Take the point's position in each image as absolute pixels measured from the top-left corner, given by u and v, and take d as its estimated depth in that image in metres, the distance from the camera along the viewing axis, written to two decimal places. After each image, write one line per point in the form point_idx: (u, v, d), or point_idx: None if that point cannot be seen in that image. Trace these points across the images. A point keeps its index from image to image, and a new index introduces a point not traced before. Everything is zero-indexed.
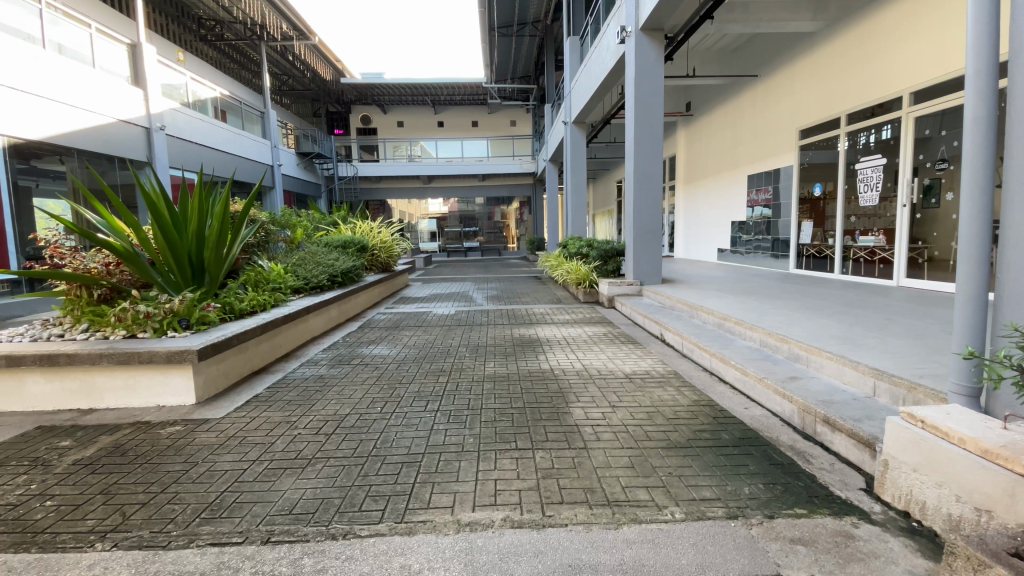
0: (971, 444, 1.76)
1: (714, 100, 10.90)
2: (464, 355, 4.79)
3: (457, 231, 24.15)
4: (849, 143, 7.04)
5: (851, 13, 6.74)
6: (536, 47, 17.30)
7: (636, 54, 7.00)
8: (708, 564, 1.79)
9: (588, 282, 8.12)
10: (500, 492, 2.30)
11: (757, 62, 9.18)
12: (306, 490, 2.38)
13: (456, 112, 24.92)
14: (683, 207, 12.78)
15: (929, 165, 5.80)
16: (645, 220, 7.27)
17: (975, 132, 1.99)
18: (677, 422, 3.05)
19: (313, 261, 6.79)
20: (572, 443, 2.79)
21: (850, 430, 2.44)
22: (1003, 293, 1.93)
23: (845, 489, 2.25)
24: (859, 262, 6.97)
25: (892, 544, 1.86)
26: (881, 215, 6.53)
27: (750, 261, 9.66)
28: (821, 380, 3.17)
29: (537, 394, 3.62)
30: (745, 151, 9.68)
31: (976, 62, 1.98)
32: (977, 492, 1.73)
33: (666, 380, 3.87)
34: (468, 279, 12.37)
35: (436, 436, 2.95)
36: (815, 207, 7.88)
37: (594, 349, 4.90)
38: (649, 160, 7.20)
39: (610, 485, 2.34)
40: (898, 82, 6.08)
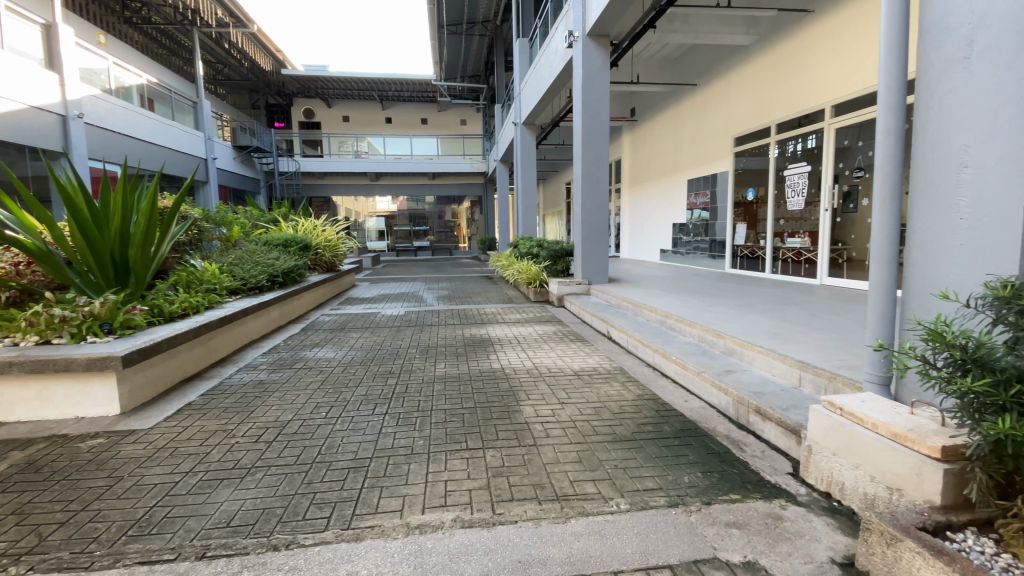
0: (883, 428, 1.93)
1: (656, 106, 11.33)
2: (414, 356, 4.73)
3: (406, 230, 23.68)
4: (778, 151, 7.53)
5: (778, 31, 7.23)
6: (485, 46, 17.32)
7: (583, 60, 7.16)
8: (651, 551, 1.86)
9: (538, 280, 8.21)
10: (450, 492, 2.30)
11: (695, 73, 9.65)
12: (246, 500, 2.27)
13: (405, 108, 24.44)
14: (628, 209, 13.19)
15: (848, 172, 6.33)
16: (593, 222, 7.42)
17: (885, 144, 2.19)
18: (622, 416, 3.15)
19: (252, 260, 6.50)
20: (522, 440, 2.82)
21: (779, 419, 2.63)
22: (910, 290, 2.15)
23: (774, 473, 2.41)
24: (787, 262, 7.49)
25: (816, 523, 2.02)
26: (806, 218, 7.05)
27: (690, 261, 10.10)
28: (754, 373, 3.38)
29: (489, 392, 3.64)
30: (685, 156, 10.13)
31: (886, 80, 2.19)
32: (889, 473, 1.89)
33: (612, 377, 3.98)
34: (417, 279, 12.17)
35: (385, 439, 2.90)
36: (748, 211, 8.38)
37: (543, 348, 4.97)
38: (595, 161, 7.37)
39: (559, 480, 2.39)
40: (820, 95, 6.57)
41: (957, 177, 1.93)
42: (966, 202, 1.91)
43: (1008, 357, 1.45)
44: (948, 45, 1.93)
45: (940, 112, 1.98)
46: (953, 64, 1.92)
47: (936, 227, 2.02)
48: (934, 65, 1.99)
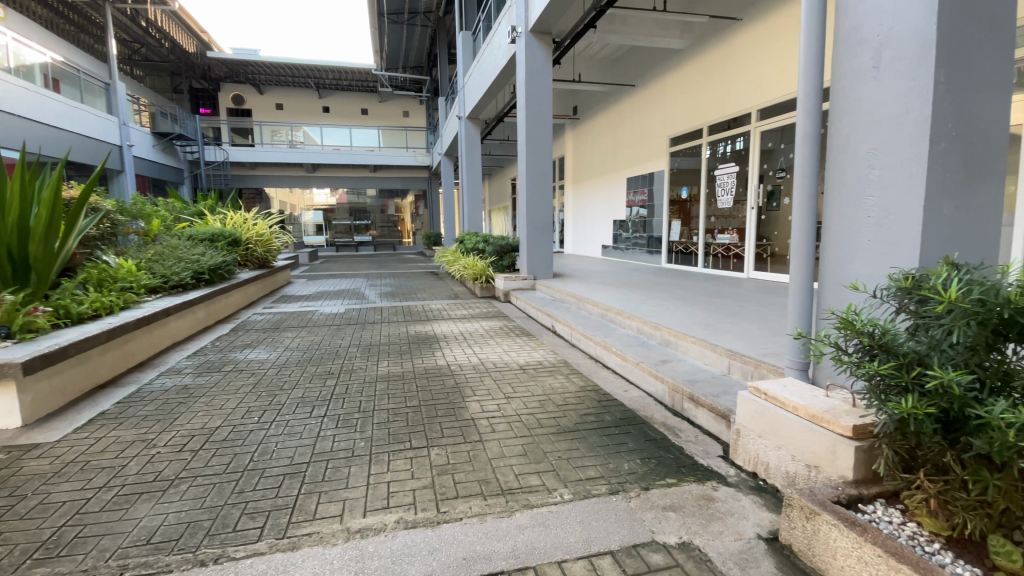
0: (802, 410, 2.09)
1: (597, 105, 11.60)
2: (355, 355, 4.58)
3: (346, 224, 22.88)
4: (710, 151, 7.93)
5: (710, 37, 7.58)
6: (427, 37, 17.00)
7: (527, 56, 7.18)
8: (593, 539, 1.91)
9: (484, 276, 8.17)
10: (393, 493, 2.25)
11: (634, 74, 9.95)
12: (170, 514, 2.11)
13: (344, 97, 23.54)
14: (571, 206, 13.44)
15: (771, 173, 6.78)
16: (537, 217, 7.49)
17: (805, 146, 2.36)
18: (566, 408, 3.21)
19: (174, 256, 6.04)
20: (468, 437, 2.81)
21: (710, 405, 2.78)
22: (824, 282, 2.33)
23: (707, 457, 2.55)
24: (718, 257, 7.92)
25: (744, 502, 2.16)
26: (734, 216, 7.49)
27: (629, 256, 10.45)
28: (688, 362, 3.55)
29: (433, 390, 3.58)
30: (625, 154, 10.44)
31: (805, 87, 2.35)
32: (807, 452, 2.04)
33: (556, 369, 4.05)
34: (358, 275, 11.79)
35: (324, 442, 2.79)
36: (682, 209, 8.77)
37: (489, 343, 4.96)
38: (539, 158, 7.45)
39: (504, 474, 2.40)
40: (747, 100, 6.96)
41: (865, 178, 2.11)
42: (872, 201, 2.09)
43: (910, 342, 1.60)
44: (859, 56, 2.10)
45: (851, 118, 2.15)
46: (864, 73, 2.09)
47: (846, 224, 2.20)
48: (848, 73, 2.16)
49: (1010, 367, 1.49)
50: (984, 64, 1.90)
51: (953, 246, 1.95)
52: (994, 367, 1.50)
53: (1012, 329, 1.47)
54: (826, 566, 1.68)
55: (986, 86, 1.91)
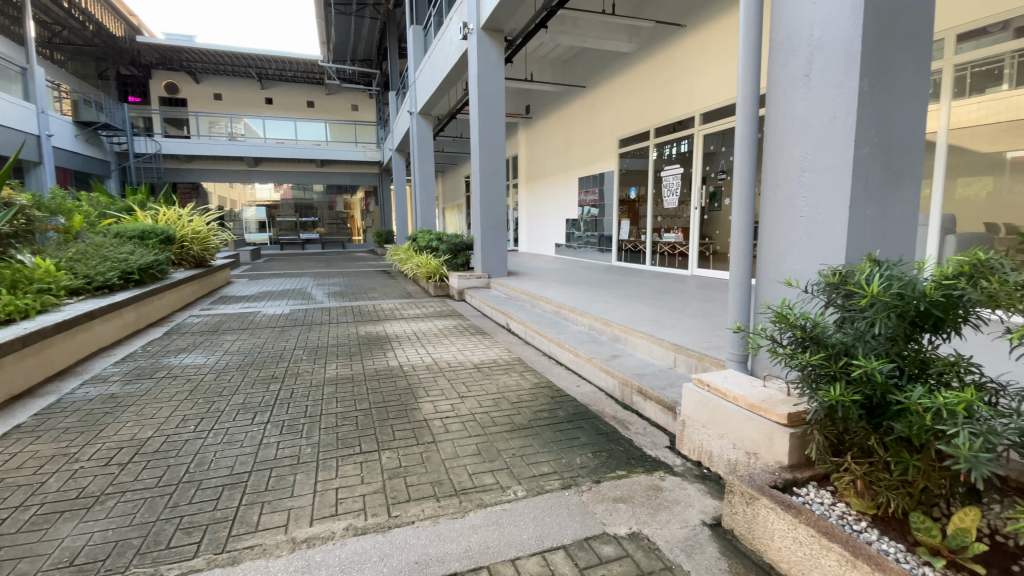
0: (741, 400, 2.20)
1: (550, 105, 11.73)
2: (302, 358, 4.40)
3: (292, 221, 21.98)
4: (656, 153, 8.19)
5: (656, 42, 7.82)
6: (377, 30, 16.59)
7: (478, 53, 7.13)
8: (546, 534, 1.93)
9: (438, 274, 8.06)
10: (342, 499, 2.18)
11: (584, 75, 10.11)
12: (95, 533, 1.95)
13: (289, 89, 22.59)
14: (525, 204, 13.52)
15: (713, 175, 7.10)
16: (491, 215, 7.47)
17: (743, 149, 2.48)
18: (520, 405, 3.23)
19: (98, 255, 5.59)
20: (420, 438, 2.76)
21: (658, 397, 2.87)
22: (762, 278, 2.46)
23: (654, 448, 2.64)
24: (664, 256, 8.22)
25: (689, 490, 2.24)
26: (679, 216, 7.80)
27: (581, 254, 10.64)
28: (636, 357, 3.66)
29: (385, 392, 3.50)
30: (577, 154, 10.61)
31: (744, 93, 2.47)
32: (746, 439, 2.15)
33: (511, 367, 4.07)
34: (305, 274, 11.34)
35: (267, 449, 2.66)
36: (631, 208, 9.02)
37: (443, 342, 4.91)
38: (492, 155, 7.43)
39: (457, 474, 2.37)
40: (691, 104, 7.23)
41: (798, 180, 2.24)
42: (804, 202, 2.22)
43: (837, 334, 1.72)
44: (792, 64, 2.23)
45: (786, 123, 2.28)
46: (797, 80, 2.22)
47: (781, 224, 2.33)
48: (783, 80, 2.29)
49: (924, 355, 1.63)
50: (902, 76, 2.06)
51: (875, 245, 2.11)
52: (910, 355, 1.63)
53: (926, 320, 1.61)
54: (763, 547, 1.78)
55: (904, 96, 2.07)
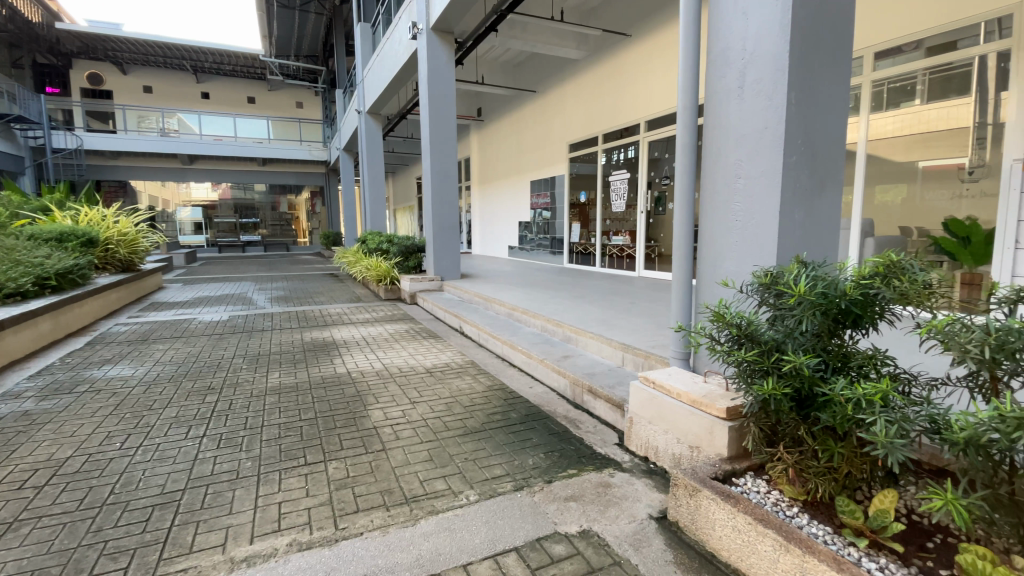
0: (684, 397, 2.29)
1: (501, 108, 11.78)
2: (242, 367, 4.18)
3: (231, 222, 20.90)
4: (605, 158, 8.40)
5: (604, 49, 8.02)
6: (323, 26, 16.09)
7: (428, 54, 7.06)
8: (498, 537, 1.93)
9: (388, 277, 7.90)
10: (285, 514, 2.09)
11: (535, 80, 10.22)
12: (4, 565, 1.77)
13: (227, 84, 21.48)
14: (477, 206, 13.50)
15: (658, 180, 7.37)
16: (442, 217, 7.40)
17: (684, 156, 2.59)
18: (473, 408, 3.21)
19: (8, 259, 5.08)
20: (370, 447, 2.69)
21: (607, 396, 2.94)
22: (702, 279, 2.57)
23: (604, 445, 2.70)
24: (613, 258, 8.44)
25: (637, 485, 2.31)
26: (627, 219, 8.04)
27: (534, 257, 10.75)
28: (587, 357, 3.73)
29: (332, 400, 3.38)
30: (528, 157, 10.71)
31: (684, 102, 2.58)
32: (689, 434, 2.24)
33: (463, 370, 4.04)
34: (246, 278, 10.80)
35: (203, 465, 2.51)
36: (581, 211, 9.21)
37: (393, 347, 4.81)
38: (443, 157, 7.37)
39: (408, 482, 2.33)
40: (637, 111, 7.47)
41: (733, 186, 2.37)
42: (739, 207, 2.34)
43: (769, 331, 1.82)
44: (727, 76, 2.36)
45: (722, 131, 2.40)
46: (731, 91, 2.34)
47: (719, 227, 2.45)
48: (719, 90, 2.41)
49: (846, 349, 1.75)
50: (824, 90, 2.21)
51: (803, 247, 2.25)
52: (834, 350, 1.75)
53: (847, 317, 1.73)
54: (705, 537, 1.86)
55: (827, 109, 2.23)
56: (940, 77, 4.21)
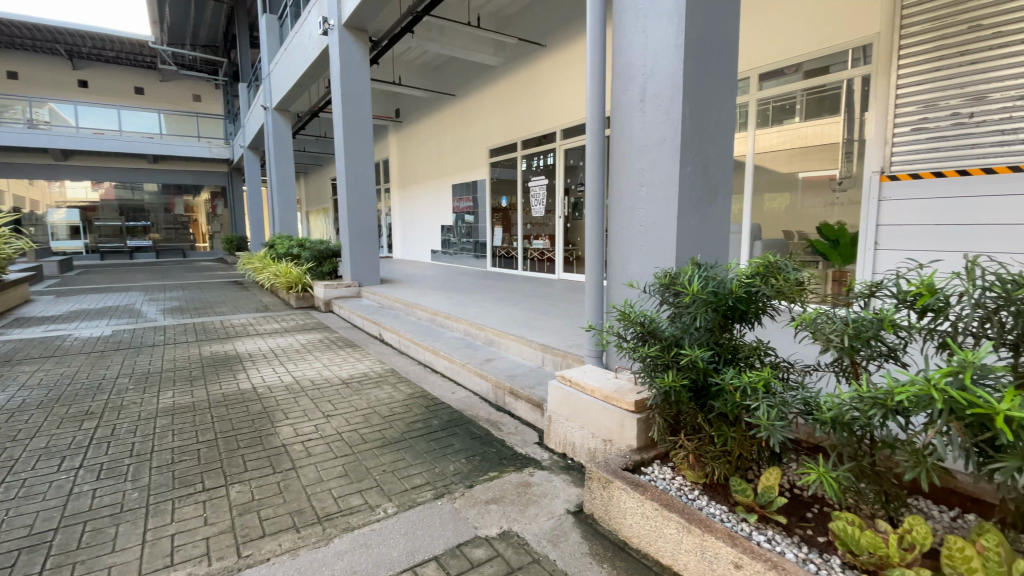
0: (597, 393, 2.39)
1: (420, 110, 11.60)
2: (129, 388, 3.74)
3: (116, 226, 18.71)
4: (524, 164, 8.57)
5: (521, 58, 8.18)
6: (224, 15, 14.92)
7: (340, 51, 6.78)
8: (417, 548, 1.89)
9: (300, 284, 7.44)
10: (180, 546, 1.90)
11: (454, 83, 10.19)
12: None
13: (108, 71, 19.23)
14: (398, 209, 13.19)
15: (574, 187, 7.63)
16: (359, 221, 7.14)
17: (593, 164, 2.72)
18: (392, 418, 3.13)
19: None
20: (278, 467, 2.52)
21: (528, 396, 3.00)
22: (611, 281, 2.71)
23: (525, 445, 2.75)
24: (534, 261, 8.63)
25: (556, 482, 2.38)
26: (546, 224, 8.26)
27: (457, 260, 10.71)
28: (508, 359, 3.77)
29: (235, 419, 3.13)
30: (449, 161, 10.65)
31: (593, 113, 2.71)
32: (603, 428, 2.34)
33: (383, 380, 3.92)
34: (135, 288, 9.70)
35: (80, 500, 2.21)
36: (503, 216, 9.32)
37: (305, 359, 4.55)
38: (359, 158, 7.12)
39: (321, 500, 2.22)
40: (554, 119, 7.68)
41: (637, 194, 2.52)
42: (643, 213, 2.49)
43: (669, 328, 1.96)
44: (631, 91, 2.51)
45: (627, 142, 2.54)
46: (634, 105, 2.49)
47: (625, 231, 2.59)
48: (623, 103, 2.55)
49: (735, 342, 1.93)
50: (715, 107, 2.42)
51: (698, 250, 2.45)
52: (725, 343, 1.92)
53: (735, 313, 1.91)
54: (618, 526, 1.95)
55: (717, 124, 2.43)
56: (816, 97, 4.73)
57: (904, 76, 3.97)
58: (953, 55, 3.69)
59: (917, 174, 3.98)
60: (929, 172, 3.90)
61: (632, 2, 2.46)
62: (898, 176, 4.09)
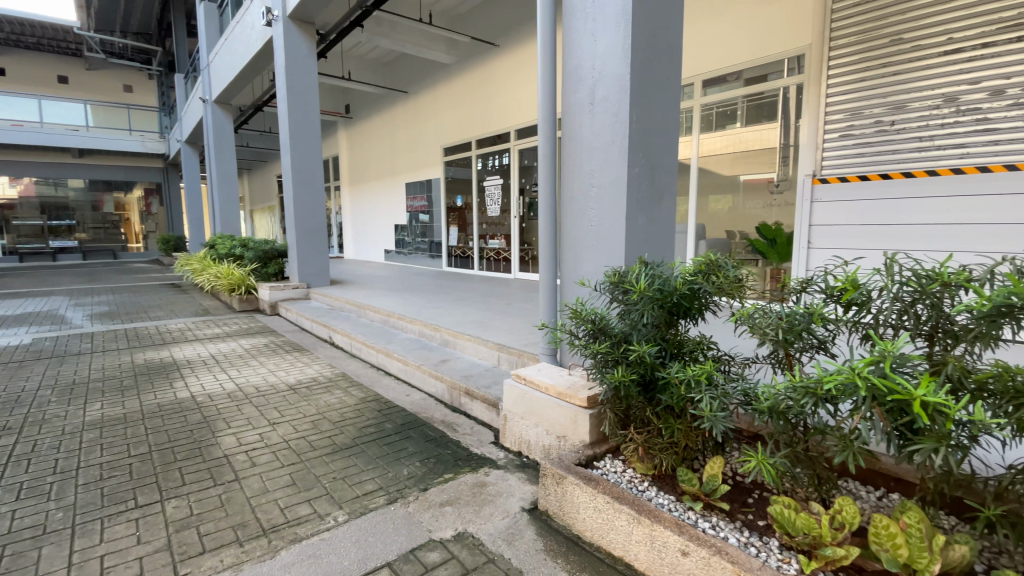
0: (551, 390, 2.42)
1: (371, 107, 11.33)
2: (50, 400, 3.44)
3: (36, 225, 17.20)
4: (480, 164, 8.55)
5: (474, 56, 8.14)
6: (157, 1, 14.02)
7: (285, 43, 6.52)
8: (369, 555, 1.85)
9: (243, 286, 7.11)
10: (110, 569, 1.77)
11: (406, 80, 10.02)
12: None
13: (25, 57, 17.64)
14: (349, 208, 12.83)
15: (529, 187, 7.69)
16: (307, 220, 6.90)
17: (545, 165, 2.74)
18: (343, 424, 3.04)
19: None
20: (219, 479, 2.39)
21: (483, 396, 2.99)
22: (564, 279, 2.74)
23: (481, 445, 2.74)
24: (490, 261, 8.63)
25: (511, 480, 2.39)
26: (502, 223, 8.28)
27: (412, 261, 10.55)
28: (464, 359, 3.75)
29: (172, 431, 2.95)
30: (402, 159, 10.47)
31: (544, 114, 2.74)
32: (556, 425, 2.36)
33: (334, 384, 3.80)
34: (58, 292, 8.95)
35: None
36: (459, 215, 9.26)
37: (250, 364, 4.35)
38: (307, 156, 6.88)
39: (267, 511, 2.12)
40: (508, 119, 7.70)
41: (588, 194, 2.56)
42: (593, 213, 2.54)
43: (619, 325, 2.01)
44: (580, 93, 2.55)
45: (578, 143, 2.59)
46: (584, 107, 2.53)
47: (577, 231, 2.63)
48: (573, 105, 2.59)
49: (680, 337, 2.00)
50: (660, 111, 2.50)
51: (646, 249, 2.52)
52: (671, 338, 1.99)
53: (680, 309, 1.98)
54: (572, 521, 1.98)
55: (663, 127, 2.51)
56: (755, 104, 4.96)
57: (834, 86, 4.23)
58: (876, 67, 3.98)
59: (844, 177, 4.27)
60: (855, 175, 4.20)
61: (581, 6, 2.50)
62: (828, 179, 4.37)
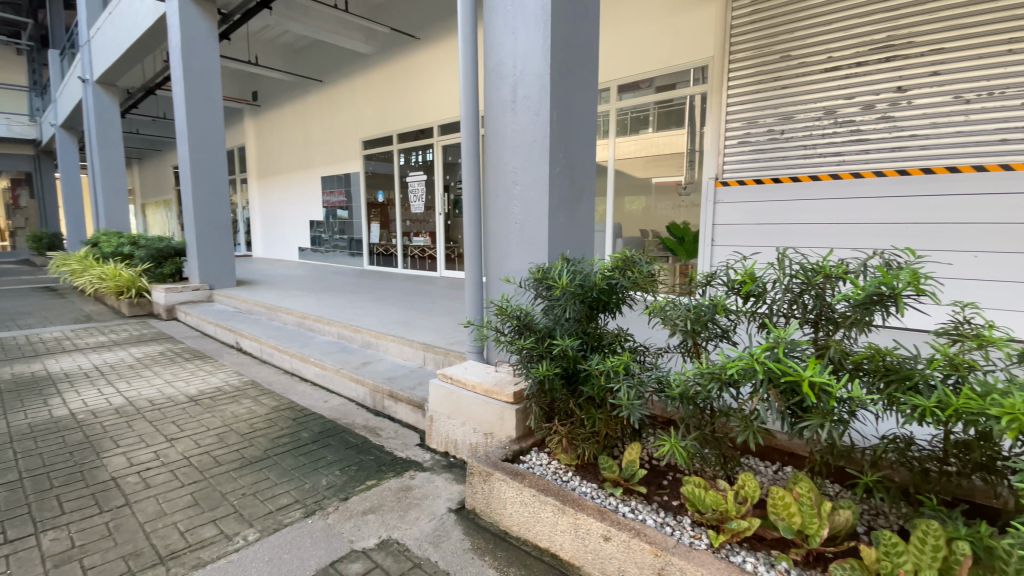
0: (478, 387, 2.41)
1: (282, 96, 10.63)
2: None
3: None
4: (402, 159, 8.33)
5: (395, 49, 7.92)
6: None
7: (182, 20, 5.93)
8: (284, 573, 1.73)
9: (133, 288, 6.38)
10: None
11: (321, 69, 9.51)
12: None
13: None
14: (257, 203, 11.92)
15: (454, 184, 7.62)
16: (209, 216, 6.34)
17: (469, 161, 2.72)
18: (252, 436, 2.82)
19: None
20: (105, 505, 2.12)
21: (408, 398, 2.91)
22: (489, 277, 2.74)
23: (405, 449, 2.67)
24: (414, 259, 8.44)
25: (437, 481, 2.34)
26: (426, 220, 8.13)
27: (330, 259, 10.05)
28: (387, 361, 3.63)
29: (46, 454, 2.57)
30: (319, 152, 9.93)
31: (466, 110, 2.71)
32: (482, 422, 2.36)
33: (242, 393, 3.52)
34: None
35: None
36: (381, 212, 8.97)
37: (143, 375, 3.91)
38: (209, 145, 6.32)
39: (164, 536, 1.92)
40: (431, 114, 7.57)
41: (511, 192, 2.57)
42: (517, 209, 2.56)
43: (543, 320, 2.04)
44: (502, 90, 2.55)
45: (500, 140, 2.59)
46: (506, 104, 2.54)
47: (501, 227, 2.64)
48: (495, 102, 2.58)
49: (600, 331, 2.07)
50: (578, 111, 2.56)
51: (568, 245, 2.58)
52: (591, 332, 2.05)
53: (600, 304, 2.04)
54: (498, 517, 1.98)
55: (581, 127, 2.58)
56: (664, 110, 5.22)
57: (734, 96, 4.62)
58: (769, 80, 4.39)
59: (743, 181, 4.64)
60: (752, 178, 4.59)
61: (501, 3, 2.50)
62: (729, 182, 4.73)
